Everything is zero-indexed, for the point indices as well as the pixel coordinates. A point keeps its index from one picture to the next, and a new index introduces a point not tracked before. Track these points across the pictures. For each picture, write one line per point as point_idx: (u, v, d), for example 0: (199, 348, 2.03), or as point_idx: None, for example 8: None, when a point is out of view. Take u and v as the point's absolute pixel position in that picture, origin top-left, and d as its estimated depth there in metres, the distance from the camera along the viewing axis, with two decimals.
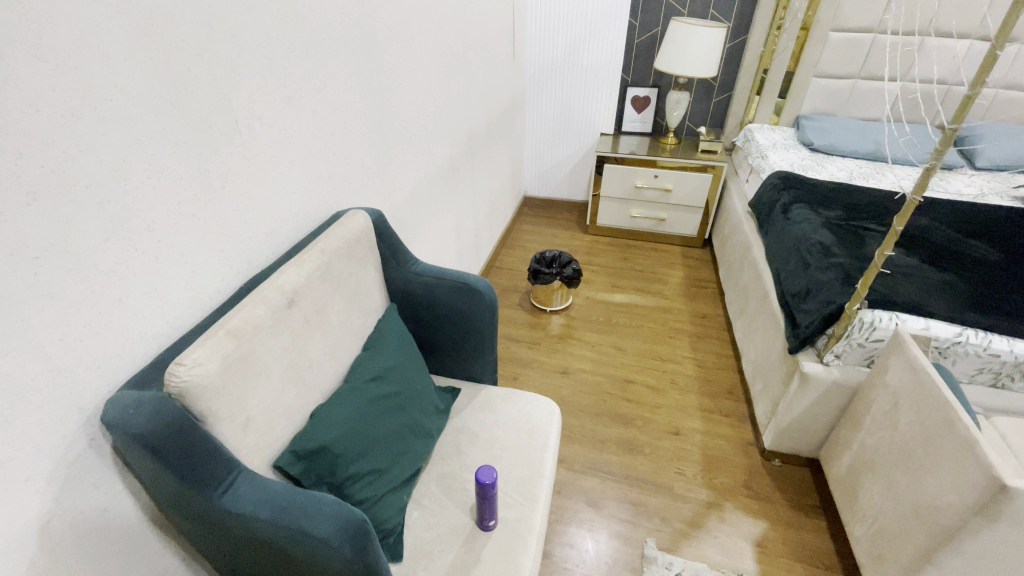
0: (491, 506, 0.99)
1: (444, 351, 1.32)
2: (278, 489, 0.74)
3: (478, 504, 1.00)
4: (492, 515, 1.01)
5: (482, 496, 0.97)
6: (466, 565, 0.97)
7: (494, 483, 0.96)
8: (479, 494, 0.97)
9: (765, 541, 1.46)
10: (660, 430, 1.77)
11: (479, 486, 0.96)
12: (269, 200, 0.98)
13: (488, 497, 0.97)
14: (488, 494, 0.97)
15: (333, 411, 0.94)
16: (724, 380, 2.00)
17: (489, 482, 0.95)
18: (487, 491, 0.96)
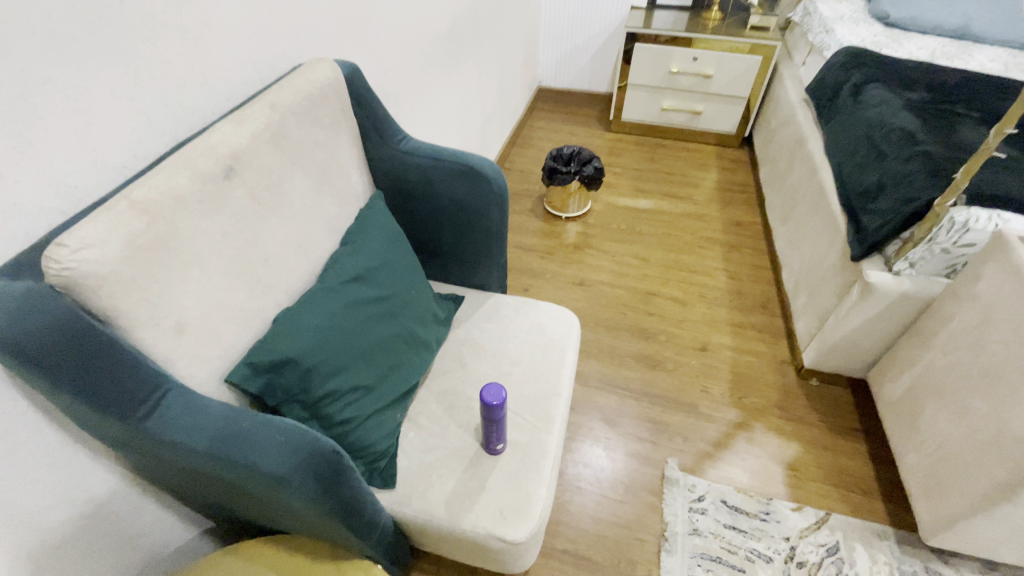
0: (500, 430, 0.84)
1: (444, 253, 1.11)
2: (218, 408, 0.57)
3: (485, 428, 0.84)
4: (501, 439, 0.86)
5: (489, 419, 0.81)
6: (468, 492, 0.83)
7: (504, 404, 0.79)
8: (486, 417, 0.80)
9: (799, 464, 1.33)
10: (685, 345, 1.60)
11: (485, 408, 0.79)
12: (197, 35, 0.72)
13: (497, 420, 0.81)
14: (496, 417, 0.80)
15: (301, 316, 0.75)
16: (759, 293, 1.79)
17: (498, 403, 0.78)
18: (495, 414, 0.80)
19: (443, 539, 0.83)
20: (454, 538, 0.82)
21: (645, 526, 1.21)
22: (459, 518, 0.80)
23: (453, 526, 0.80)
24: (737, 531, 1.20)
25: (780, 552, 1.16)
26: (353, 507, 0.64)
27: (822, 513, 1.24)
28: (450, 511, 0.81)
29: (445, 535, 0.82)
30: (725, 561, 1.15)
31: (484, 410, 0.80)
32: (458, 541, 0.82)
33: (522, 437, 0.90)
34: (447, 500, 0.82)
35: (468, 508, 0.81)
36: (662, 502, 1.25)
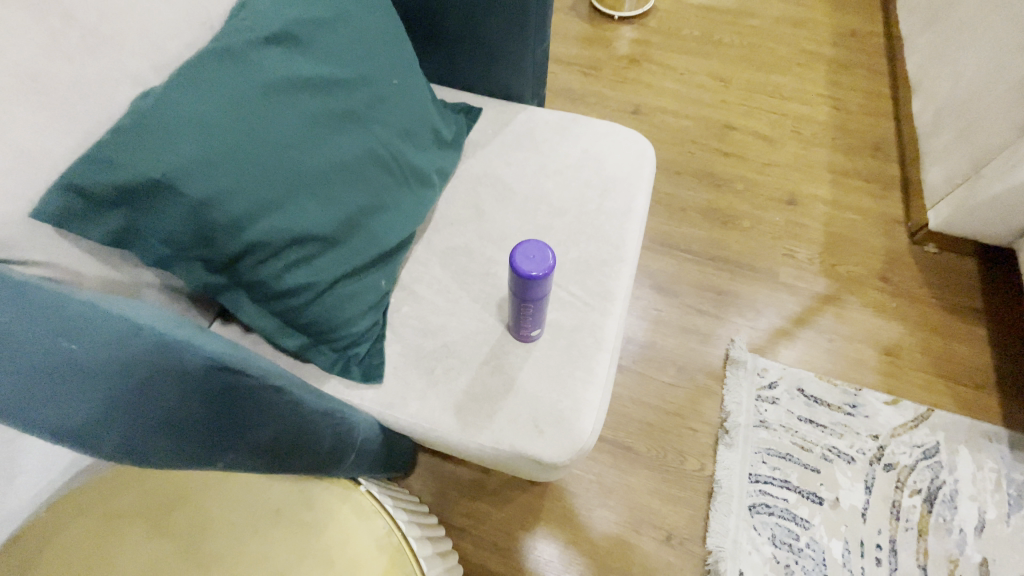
0: (539, 314, 0.54)
1: (451, 33, 0.70)
2: (3, 288, 0.34)
3: (513, 311, 0.54)
4: (539, 327, 0.57)
5: (523, 299, 0.51)
6: (493, 396, 0.56)
7: (550, 276, 0.48)
8: (518, 295, 0.50)
9: (899, 349, 1.06)
10: (767, 197, 1.23)
11: (517, 282, 0.48)
12: None
13: (536, 300, 0.51)
14: (537, 295, 0.50)
15: (193, 101, 0.42)
16: (868, 134, 1.36)
17: (541, 275, 0.47)
18: (534, 290, 0.49)
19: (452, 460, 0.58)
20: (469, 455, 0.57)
21: (699, 414, 0.98)
22: (479, 429, 0.55)
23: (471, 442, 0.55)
24: (814, 426, 0.97)
25: (866, 452, 0.95)
26: (269, 448, 0.43)
27: (922, 410, 0.99)
28: (468, 422, 0.55)
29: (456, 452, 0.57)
30: (796, 459, 0.94)
31: (516, 285, 0.49)
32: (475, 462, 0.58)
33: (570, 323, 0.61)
34: (463, 406, 0.56)
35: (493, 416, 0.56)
36: (721, 388, 1.01)
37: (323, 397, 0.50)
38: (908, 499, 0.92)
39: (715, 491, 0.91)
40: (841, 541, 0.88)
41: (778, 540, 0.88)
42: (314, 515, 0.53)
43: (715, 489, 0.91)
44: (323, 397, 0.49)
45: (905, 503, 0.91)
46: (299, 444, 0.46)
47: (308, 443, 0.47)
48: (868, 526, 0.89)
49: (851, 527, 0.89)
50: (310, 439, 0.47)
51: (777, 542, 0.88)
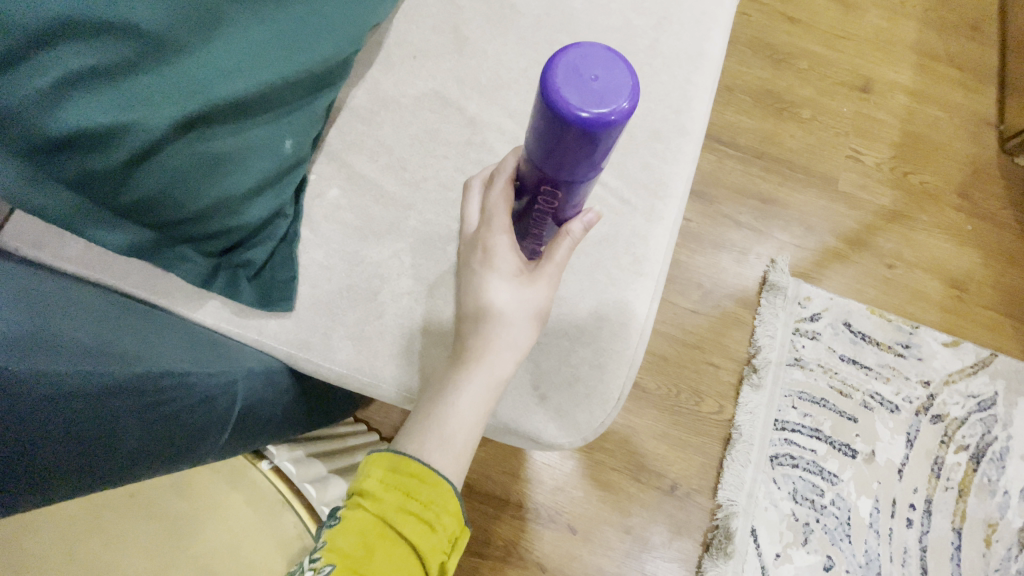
0: (573, 203, 0.32)
1: None
2: None
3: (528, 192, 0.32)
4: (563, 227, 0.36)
5: (553, 172, 0.28)
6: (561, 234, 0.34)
7: (614, 133, 0.25)
8: (545, 163, 0.27)
9: (968, 281, 0.88)
10: (835, 81, 0.96)
11: (549, 133, 0.25)
12: None
13: (576, 177, 0.28)
14: (580, 168, 0.27)
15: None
16: (969, 5, 1.06)
17: (599, 125, 0.24)
18: (578, 156, 0.26)
19: (469, 352, 0.33)
20: (512, 349, 0.33)
21: (724, 348, 0.81)
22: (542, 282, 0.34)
23: (531, 297, 0.34)
24: (857, 368, 0.81)
25: (913, 401, 0.80)
26: None
27: (984, 354, 0.84)
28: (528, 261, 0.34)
29: (493, 337, 0.33)
30: (832, 406, 0.79)
31: (543, 141, 0.26)
32: (508, 366, 0.33)
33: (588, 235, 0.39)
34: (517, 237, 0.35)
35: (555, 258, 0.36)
36: (754, 317, 0.82)
37: (130, 357, 0.28)
38: (953, 456, 0.79)
39: (733, 438, 0.77)
40: (871, 500, 0.76)
41: (800, 496, 0.75)
42: (188, 505, 0.38)
43: (734, 436, 0.77)
44: (132, 361, 0.28)
45: (949, 460, 0.78)
46: (48, 460, 0.24)
47: (78, 457, 0.25)
48: (904, 484, 0.77)
49: (884, 484, 0.76)
50: (82, 446, 0.25)
51: (798, 498, 0.75)
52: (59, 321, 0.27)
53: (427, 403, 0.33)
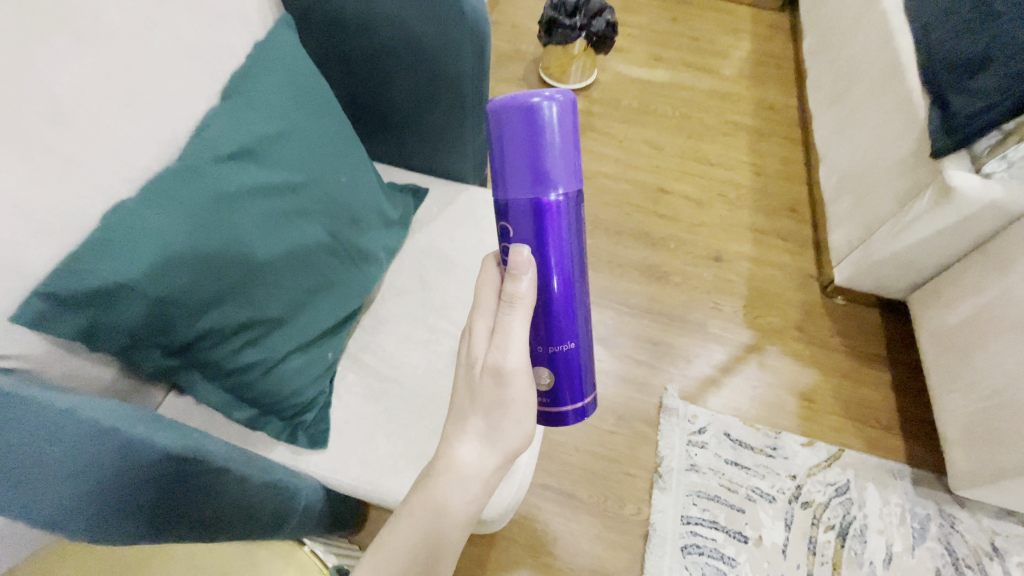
0: (541, 235, 0.43)
1: (396, 127, 0.78)
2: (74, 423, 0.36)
3: (503, 240, 0.45)
4: (552, 311, 0.46)
5: (511, 181, 0.42)
6: (504, 316, 0.44)
7: (553, 111, 0.41)
8: (504, 173, 0.43)
9: (813, 395, 1.17)
10: (697, 254, 1.37)
11: (506, 123, 0.41)
12: None
13: (537, 161, 0.41)
14: (527, 167, 0.42)
15: (134, 215, 0.46)
16: (788, 193, 1.50)
17: (525, 104, 0.40)
18: (531, 139, 0.41)
19: (437, 463, 0.46)
20: (479, 456, 0.46)
21: (638, 460, 1.06)
22: (487, 381, 0.45)
23: (484, 403, 0.45)
24: (738, 468, 1.06)
25: (785, 491, 1.04)
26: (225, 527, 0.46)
27: (834, 450, 1.10)
28: (484, 357, 0.45)
29: (459, 447, 0.46)
30: (723, 500, 1.02)
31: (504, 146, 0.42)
32: (476, 473, 0.45)
33: (587, 350, 0.49)
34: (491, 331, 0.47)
35: (534, 356, 0.47)
36: (656, 434, 1.09)
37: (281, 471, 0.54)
38: (824, 534, 1.00)
39: (650, 534, 0.98)
40: None
41: None
42: None
43: (650, 532, 0.98)
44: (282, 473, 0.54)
45: (821, 539, 1.00)
46: (247, 522, 0.49)
47: (257, 518, 0.50)
48: (788, 562, 0.97)
49: (773, 564, 0.97)
50: (259, 517, 0.50)
51: None
52: (235, 451, 0.49)
53: (405, 512, 0.45)
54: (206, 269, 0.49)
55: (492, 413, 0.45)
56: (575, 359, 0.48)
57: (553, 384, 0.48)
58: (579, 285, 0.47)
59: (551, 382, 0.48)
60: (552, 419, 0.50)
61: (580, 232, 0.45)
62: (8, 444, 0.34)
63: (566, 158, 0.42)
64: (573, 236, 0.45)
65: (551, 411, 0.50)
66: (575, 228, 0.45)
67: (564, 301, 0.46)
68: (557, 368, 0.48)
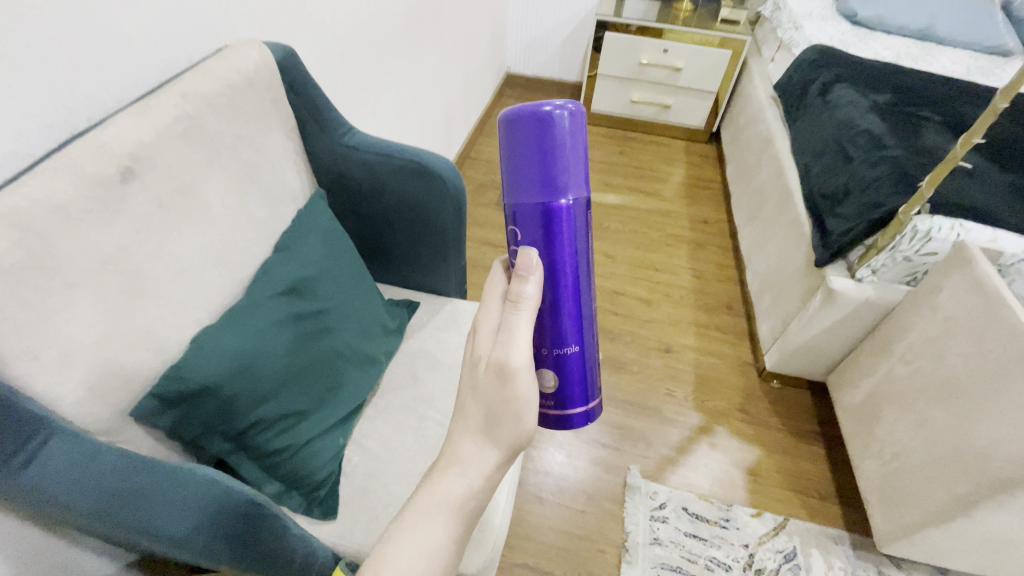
0: (549, 240, 0.46)
1: (395, 257, 1.01)
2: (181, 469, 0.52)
3: (513, 241, 0.49)
4: (558, 313, 0.48)
5: (521, 186, 0.46)
6: (509, 314, 0.46)
7: (564, 120, 0.44)
8: (515, 178, 0.46)
9: (758, 469, 1.33)
10: (650, 348, 1.59)
11: (519, 132, 0.45)
12: (90, 8, 0.59)
13: (546, 168, 0.45)
14: (537, 174, 0.45)
15: (216, 335, 0.65)
16: (724, 292, 1.77)
17: (539, 112, 0.44)
18: (540, 148, 0.45)
19: (440, 464, 0.45)
20: (481, 454, 0.45)
21: (606, 537, 1.18)
22: (491, 378, 0.45)
23: (486, 399, 0.45)
24: (697, 539, 1.18)
25: (739, 559, 1.16)
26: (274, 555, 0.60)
27: (779, 519, 1.23)
28: (488, 354, 0.46)
29: (462, 448, 0.46)
30: (684, 570, 1.13)
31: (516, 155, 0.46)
32: (478, 473, 0.45)
33: (593, 353, 0.52)
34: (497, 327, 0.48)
35: (541, 359, 0.50)
36: (622, 511, 1.22)
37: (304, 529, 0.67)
38: None
39: None
40: None
41: None
42: None
43: None
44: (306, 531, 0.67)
45: None
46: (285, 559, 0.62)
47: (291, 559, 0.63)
48: None
49: None
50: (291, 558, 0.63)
51: None
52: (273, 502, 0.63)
53: (409, 511, 0.44)
54: (262, 373, 0.68)
55: (496, 410, 0.45)
56: (579, 362, 0.51)
57: (559, 385, 0.51)
58: (584, 289, 0.50)
59: (557, 384, 0.51)
60: (561, 421, 0.53)
61: (587, 236, 0.48)
62: (143, 481, 0.50)
63: (575, 167, 0.46)
64: (580, 241, 0.48)
65: (560, 410, 0.52)
66: (582, 234, 0.48)
67: (569, 304, 0.48)
68: (562, 369, 0.50)
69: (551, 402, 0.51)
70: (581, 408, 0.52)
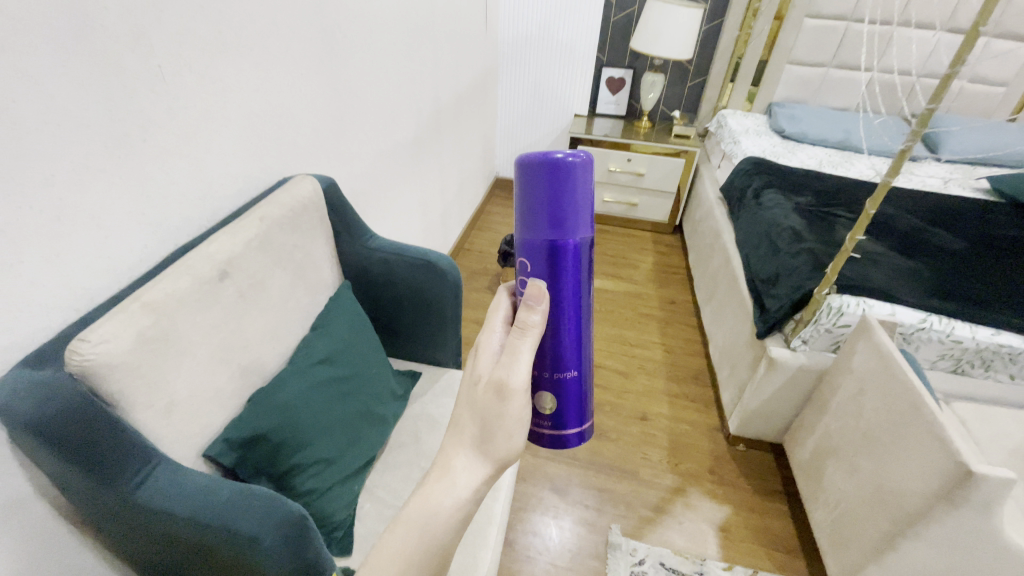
0: (555, 275, 0.51)
1: (403, 335, 1.23)
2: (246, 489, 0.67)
3: (522, 273, 0.53)
4: (560, 340, 0.53)
5: (532, 224, 0.51)
6: (513, 339, 0.48)
7: (574, 168, 0.49)
8: (527, 216, 0.51)
9: (728, 526, 1.45)
10: (627, 416, 1.76)
11: (534, 177, 0.49)
12: (202, 161, 0.86)
13: (556, 210, 0.50)
14: (548, 214, 0.50)
15: (268, 394, 0.84)
16: (692, 364, 1.98)
17: (553, 160, 0.48)
18: (552, 193, 0.49)
19: (435, 474, 0.48)
20: (472, 466, 0.48)
21: None
22: (489, 397, 0.47)
23: (482, 415, 0.47)
24: None
25: None
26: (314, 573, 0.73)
27: (749, 571, 1.34)
28: (489, 374, 0.48)
29: (456, 457, 0.48)
30: None
31: (529, 196, 0.50)
32: (466, 485, 0.47)
33: (588, 379, 0.56)
34: (500, 349, 0.50)
35: (541, 381, 0.54)
36: (604, 568, 1.33)
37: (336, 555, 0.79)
38: None
39: None
40: None
41: None
42: None
43: None
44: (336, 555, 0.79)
45: None
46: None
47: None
48: None
49: None
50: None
51: None
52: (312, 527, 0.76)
53: (403, 520, 0.47)
54: (300, 425, 0.86)
55: (490, 426, 0.47)
56: (576, 385, 0.55)
57: (555, 406, 0.56)
58: (584, 318, 0.54)
59: (555, 404, 0.55)
60: (557, 440, 0.57)
61: (589, 272, 0.53)
62: (221, 498, 0.65)
63: (581, 209, 0.51)
64: (582, 277, 0.52)
65: (555, 430, 0.57)
66: (585, 269, 0.52)
67: (570, 332, 0.53)
68: (560, 392, 0.55)
69: (547, 422, 0.56)
70: (576, 427, 0.57)
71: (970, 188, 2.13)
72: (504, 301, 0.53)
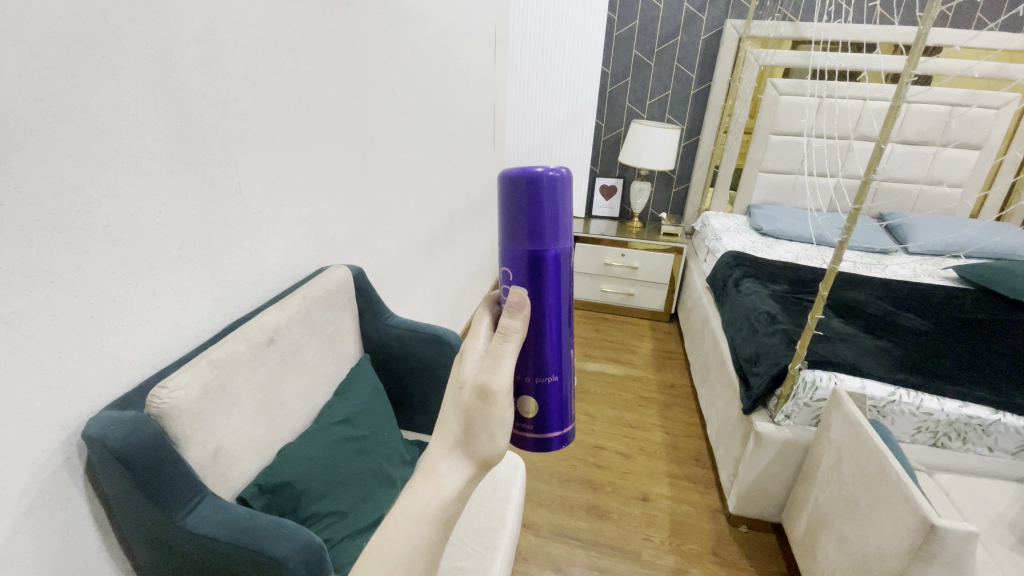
0: (535, 282, 0.57)
1: (414, 406, 1.36)
2: (275, 521, 0.78)
3: (505, 282, 0.59)
4: (541, 345, 0.59)
5: (513, 235, 0.57)
6: (496, 344, 0.52)
7: (553, 182, 0.57)
8: (509, 229, 0.58)
9: None
10: (628, 496, 1.79)
11: (517, 191, 0.57)
12: (261, 252, 1.08)
13: (538, 220, 0.57)
14: (528, 225, 0.57)
15: (295, 448, 0.97)
16: (691, 445, 2.03)
17: (531, 175, 0.56)
18: (533, 204, 0.56)
19: (420, 477, 0.49)
20: (456, 467, 0.50)
21: None
22: (473, 399, 0.50)
23: (467, 415, 0.50)
24: None
25: None
26: None
27: None
28: (473, 377, 0.51)
29: (440, 459, 0.50)
30: None
31: (512, 209, 0.57)
32: (451, 487, 0.49)
33: (568, 385, 0.63)
34: (483, 354, 0.54)
35: (525, 387, 0.60)
36: None
37: None
38: None
39: None
40: None
41: None
42: None
43: None
44: None
45: None
46: None
47: None
48: None
49: None
50: None
51: None
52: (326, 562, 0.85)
53: (390, 524, 0.47)
54: (320, 478, 0.97)
55: (474, 425, 0.50)
56: (557, 389, 0.61)
57: (537, 411, 0.62)
58: (564, 324, 0.60)
59: (536, 410, 0.61)
60: (541, 443, 0.63)
61: (568, 280, 0.59)
62: (255, 523, 0.77)
63: (560, 221, 0.58)
64: (563, 285, 0.59)
65: (539, 433, 0.63)
66: (565, 277, 0.59)
67: (551, 337, 0.59)
68: (542, 398, 0.61)
69: (531, 425, 0.62)
70: (557, 430, 0.63)
71: (939, 277, 2.30)
72: (487, 311, 0.57)
